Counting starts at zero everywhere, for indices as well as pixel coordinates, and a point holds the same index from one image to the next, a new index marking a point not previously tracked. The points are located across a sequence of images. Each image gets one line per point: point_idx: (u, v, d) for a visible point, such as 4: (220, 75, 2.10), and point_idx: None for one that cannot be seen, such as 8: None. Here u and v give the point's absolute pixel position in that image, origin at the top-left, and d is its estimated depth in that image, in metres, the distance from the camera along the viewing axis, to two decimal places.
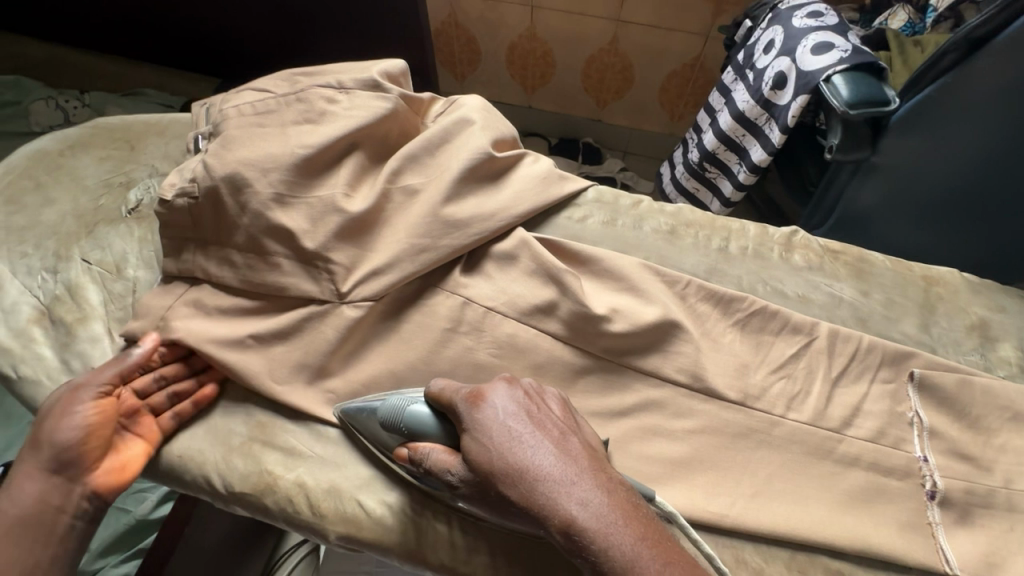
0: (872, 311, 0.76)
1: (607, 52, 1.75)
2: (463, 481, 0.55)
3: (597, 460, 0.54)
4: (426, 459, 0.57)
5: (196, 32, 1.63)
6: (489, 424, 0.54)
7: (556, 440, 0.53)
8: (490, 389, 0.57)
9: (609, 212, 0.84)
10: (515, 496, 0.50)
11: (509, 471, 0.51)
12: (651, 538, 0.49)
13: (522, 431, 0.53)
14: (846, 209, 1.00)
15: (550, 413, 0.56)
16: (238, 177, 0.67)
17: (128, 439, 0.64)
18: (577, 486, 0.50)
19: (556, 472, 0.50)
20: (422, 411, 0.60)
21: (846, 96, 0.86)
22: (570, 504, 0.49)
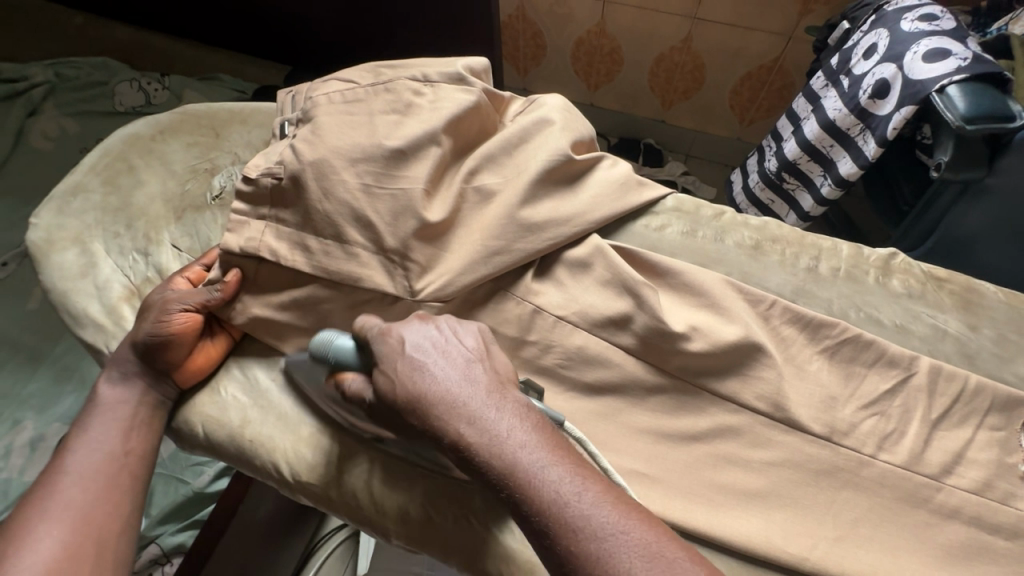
0: (981, 348, 0.69)
1: (679, 50, 1.68)
2: (369, 407, 0.55)
3: (499, 382, 0.53)
4: (346, 387, 0.57)
5: (272, 22, 1.68)
6: (390, 357, 0.53)
7: (458, 365, 0.53)
8: (398, 324, 0.56)
9: (688, 222, 0.80)
10: (411, 418, 0.51)
11: (405, 398, 0.51)
12: (547, 448, 0.49)
13: (424, 360, 0.53)
14: (948, 231, 0.92)
15: (459, 341, 0.55)
16: (327, 165, 0.68)
17: (205, 347, 0.70)
18: (471, 406, 0.50)
19: (451, 395, 0.51)
20: (346, 344, 0.58)
21: (963, 109, 0.78)
22: (460, 424, 0.50)
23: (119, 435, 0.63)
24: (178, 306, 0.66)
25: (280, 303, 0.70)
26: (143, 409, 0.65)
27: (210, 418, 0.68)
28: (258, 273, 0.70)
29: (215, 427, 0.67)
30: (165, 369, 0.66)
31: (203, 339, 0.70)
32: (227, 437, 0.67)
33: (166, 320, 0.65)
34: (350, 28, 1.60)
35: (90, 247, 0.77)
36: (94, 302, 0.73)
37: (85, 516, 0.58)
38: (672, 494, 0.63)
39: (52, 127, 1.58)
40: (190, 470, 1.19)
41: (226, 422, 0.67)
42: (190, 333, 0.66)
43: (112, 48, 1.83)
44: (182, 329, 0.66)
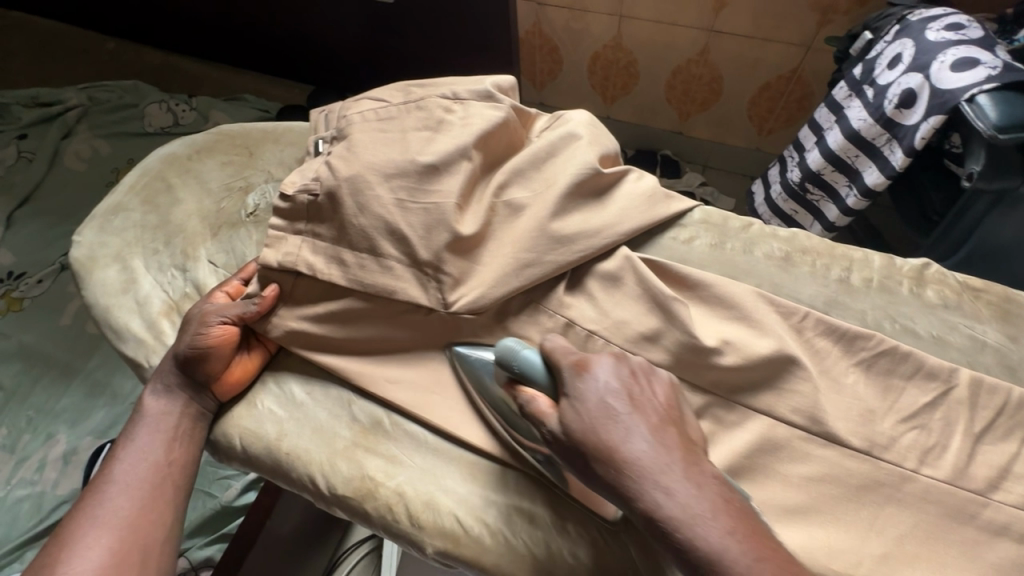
0: (1022, 359, 0.68)
1: (696, 62, 1.69)
2: (552, 439, 0.53)
3: (692, 449, 0.50)
4: (528, 406, 0.56)
5: (296, 44, 1.73)
6: (590, 397, 0.52)
7: (652, 424, 0.51)
8: (597, 362, 0.55)
9: (716, 234, 0.79)
10: (600, 471, 0.49)
11: (598, 447, 0.49)
12: (745, 530, 0.45)
13: (620, 411, 0.51)
14: (982, 241, 0.90)
15: (653, 397, 0.53)
16: (361, 182, 0.70)
17: (242, 359, 0.71)
18: (665, 469, 0.48)
19: (647, 458, 0.48)
20: (534, 359, 0.58)
21: (994, 118, 0.77)
22: (657, 492, 0.47)
23: (161, 446, 0.64)
24: (217, 317, 0.68)
25: (318, 314, 0.71)
26: (184, 419, 0.67)
27: (245, 430, 0.69)
28: (294, 286, 0.72)
29: (252, 439, 0.68)
30: (205, 382, 0.67)
31: (241, 351, 0.71)
32: (263, 449, 0.67)
33: (207, 333, 0.67)
34: (371, 47, 1.64)
35: (131, 263, 0.80)
36: (135, 317, 0.75)
37: (130, 525, 0.59)
38: None
39: (85, 147, 1.63)
40: (217, 483, 1.20)
41: (262, 434, 0.68)
42: (229, 345, 0.68)
43: (142, 71, 1.89)
44: (221, 341, 0.67)
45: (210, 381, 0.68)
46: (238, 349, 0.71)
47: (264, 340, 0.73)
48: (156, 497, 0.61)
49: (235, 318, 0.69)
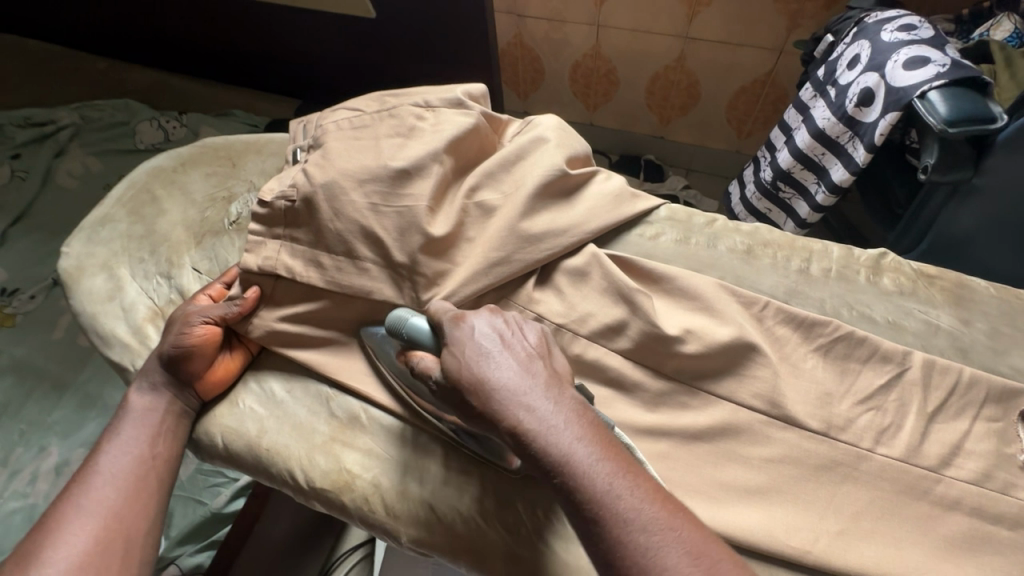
0: (974, 341, 0.70)
1: (673, 69, 1.74)
2: (438, 387, 0.58)
3: (552, 376, 0.56)
4: (416, 366, 0.60)
5: (284, 60, 1.77)
6: (462, 341, 0.57)
7: (519, 358, 0.56)
8: (472, 313, 0.60)
9: (681, 230, 0.82)
10: (473, 401, 0.54)
11: (471, 380, 0.54)
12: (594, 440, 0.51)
13: (491, 349, 0.56)
14: (941, 232, 0.93)
15: (522, 337, 0.59)
16: (336, 187, 0.73)
17: (225, 359, 0.74)
18: (526, 393, 0.53)
19: (511, 384, 0.53)
20: (421, 324, 0.63)
21: (944, 113, 0.81)
22: (520, 411, 0.52)
23: (146, 440, 0.66)
24: (200, 318, 0.71)
25: (297, 314, 0.74)
26: (167, 415, 0.69)
27: (226, 429, 0.71)
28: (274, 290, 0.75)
29: (234, 437, 0.70)
30: (188, 380, 0.70)
31: (223, 351, 0.74)
32: (245, 446, 0.70)
33: (189, 333, 0.70)
34: (356, 61, 1.68)
35: (118, 272, 0.82)
36: (121, 324, 0.78)
37: (114, 516, 0.61)
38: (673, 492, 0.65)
39: (78, 165, 1.67)
40: (207, 491, 1.22)
41: (244, 431, 0.70)
42: (210, 345, 0.70)
43: (134, 90, 1.93)
44: (203, 341, 0.70)
45: (193, 379, 0.70)
46: (221, 350, 0.74)
47: (246, 341, 0.76)
48: (140, 489, 0.63)
49: (216, 319, 0.71)
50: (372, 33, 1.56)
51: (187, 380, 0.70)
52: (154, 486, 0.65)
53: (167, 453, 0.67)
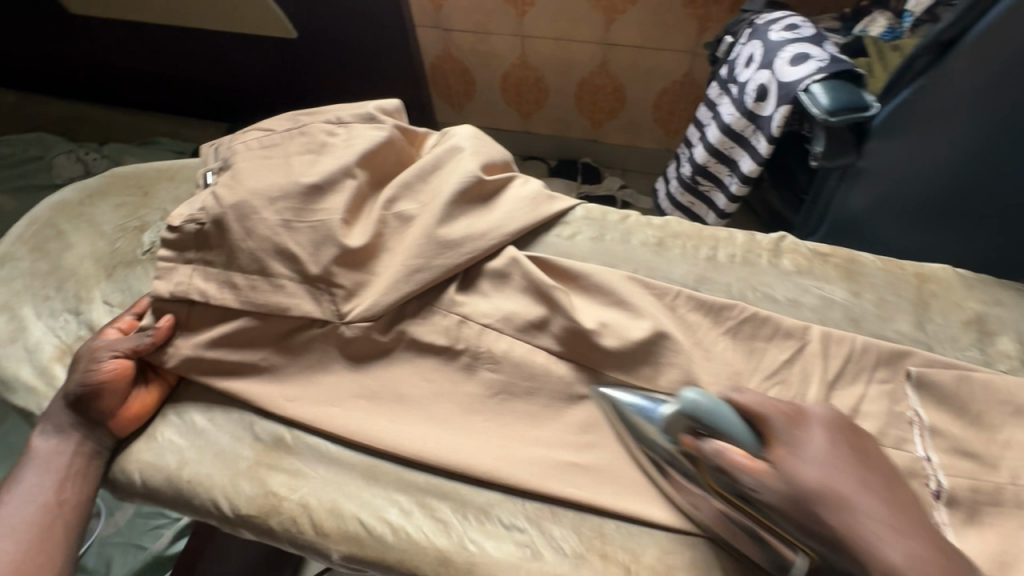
0: (864, 311, 0.76)
1: (598, 74, 1.80)
2: (767, 495, 0.53)
3: (898, 490, 0.53)
4: (717, 458, 0.55)
5: (208, 84, 1.74)
6: (809, 450, 0.54)
7: (854, 471, 0.53)
8: (812, 413, 0.56)
9: (597, 228, 0.86)
10: (833, 519, 0.51)
11: (834, 496, 0.51)
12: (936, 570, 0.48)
13: (830, 463, 0.53)
14: (838, 213, 1.00)
15: (852, 442, 0.55)
16: (246, 207, 0.72)
17: (140, 393, 0.71)
18: (882, 525, 0.50)
19: (870, 507, 0.51)
20: (723, 411, 0.56)
21: (826, 104, 0.88)
22: (884, 540, 0.49)
23: (52, 486, 0.64)
24: (110, 351, 0.69)
25: (215, 338, 0.73)
26: (73, 454, 0.66)
27: (145, 464, 0.68)
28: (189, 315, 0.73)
29: (152, 472, 0.68)
30: (100, 419, 0.67)
31: (139, 386, 0.71)
32: (165, 480, 0.67)
33: (95, 369, 0.67)
34: (282, 81, 1.66)
35: (20, 312, 0.78)
36: (25, 366, 0.74)
37: (16, 568, 0.59)
38: (602, 479, 0.66)
39: None
40: (148, 534, 1.16)
41: (162, 465, 0.68)
42: (121, 379, 0.68)
43: (48, 122, 1.84)
44: (112, 377, 0.67)
45: (105, 417, 0.67)
46: (135, 384, 0.71)
47: (163, 373, 0.74)
48: (45, 537, 0.61)
49: (126, 352, 0.69)
50: (297, 53, 1.56)
51: (99, 418, 0.67)
52: (61, 533, 0.62)
53: (76, 496, 0.64)
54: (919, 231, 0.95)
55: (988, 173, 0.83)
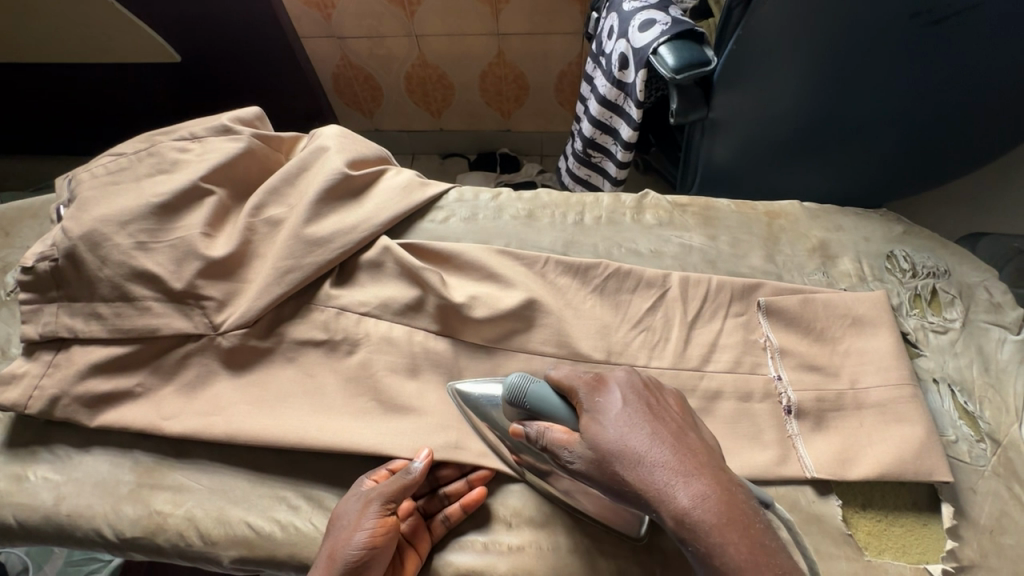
0: (720, 252, 0.81)
1: (497, 64, 1.76)
2: (581, 461, 0.53)
3: (687, 436, 0.52)
4: (542, 437, 0.57)
5: (98, 119, 1.68)
6: (612, 410, 0.53)
7: (667, 431, 0.51)
8: (611, 376, 0.57)
9: (469, 209, 0.89)
10: (626, 481, 0.50)
11: (626, 455, 0.50)
12: (724, 512, 0.46)
13: (631, 425, 0.52)
14: (707, 166, 1.07)
15: (667, 406, 0.55)
16: (97, 234, 0.72)
17: (406, 552, 0.63)
18: (671, 469, 0.48)
19: (665, 464, 0.49)
20: (545, 391, 0.59)
21: (671, 64, 0.90)
22: (676, 496, 0.47)
23: None
24: (353, 510, 0.61)
25: (83, 369, 0.71)
26: None
27: (21, 506, 0.67)
28: (53, 356, 0.72)
29: (28, 513, 0.67)
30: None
31: (407, 542, 0.64)
32: (42, 519, 0.67)
33: (359, 530, 0.59)
34: (175, 107, 1.63)
35: None
36: None
37: None
38: (482, 441, 0.68)
39: None
40: None
41: (37, 504, 0.67)
42: (386, 541, 0.59)
43: None
44: (378, 537, 0.59)
45: None
46: (408, 548, 0.64)
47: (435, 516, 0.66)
48: None
49: (394, 503, 0.61)
50: (184, 76, 1.52)
51: None
52: None
53: None
54: (791, 166, 1.03)
55: (832, 105, 0.90)
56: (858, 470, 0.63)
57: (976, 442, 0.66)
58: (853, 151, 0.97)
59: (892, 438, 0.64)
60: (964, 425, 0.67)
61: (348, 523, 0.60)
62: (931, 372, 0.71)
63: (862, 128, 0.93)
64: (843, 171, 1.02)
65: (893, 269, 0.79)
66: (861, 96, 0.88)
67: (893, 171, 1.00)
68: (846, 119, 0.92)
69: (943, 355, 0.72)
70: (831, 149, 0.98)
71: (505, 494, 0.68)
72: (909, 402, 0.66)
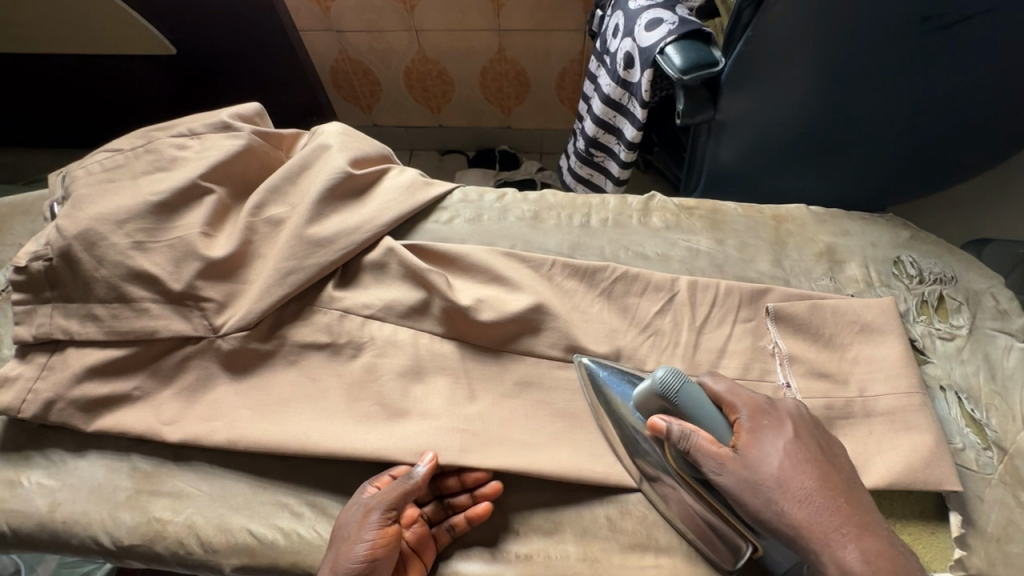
0: (727, 256, 0.81)
1: (497, 60, 1.74)
2: (728, 477, 0.55)
3: (851, 489, 0.54)
4: (687, 440, 0.57)
5: (90, 111, 1.65)
6: (776, 446, 0.55)
7: (832, 482, 0.54)
8: (783, 409, 0.59)
9: (474, 209, 0.87)
10: (781, 517, 0.53)
11: (790, 495, 0.53)
12: (885, 568, 0.49)
13: (803, 466, 0.54)
14: (712, 167, 1.06)
15: (829, 454, 0.57)
16: (93, 233, 0.70)
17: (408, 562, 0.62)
18: (836, 522, 0.52)
19: (830, 513, 0.52)
20: (700, 398, 0.59)
21: (679, 64, 0.90)
22: (840, 548, 0.50)
23: None
24: (353, 520, 0.60)
25: (79, 373, 0.69)
26: None
27: (15, 513, 0.66)
28: (47, 358, 0.70)
29: (21, 519, 0.65)
30: None
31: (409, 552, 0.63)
32: (36, 526, 0.65)
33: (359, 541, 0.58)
34: (170, 101, 1.60)
35: None
36: None
37: None
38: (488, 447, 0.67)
39: None
40: None
41: (31, 511, 0.66)
42: (387, 551, 0.58)
43: None
44: (378, 548, 0.58)
45: None
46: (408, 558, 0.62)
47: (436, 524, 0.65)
48: None
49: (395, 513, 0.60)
50: (179, 69, 1.49)
51: None
52: None
53: None
54: (796, 169, 1.03)
55: (839, 109, 0.89)
56: (867, 478, 0.63)
57: (983, 450, 0.66)
58: (857, 155, 0.97)
59: (901, 446, 0.64)
60: (971, 433, 0.67)
61: (346, 536, 0.59)
62: (938, 379, 0.70)
63: (869, 133, 0.93)
64: (847, 174, 1.02)
65: (900, 275, 0.79)
66: (869, 101, 0.87)
67: (896, 175, 1.01)
68: (853, 123, 0.91)
69: (950, 362, 0.72)
70: (836, 154, 0.98)
71: (512, 501, 0.67)
72: (917, 410, 0.66)
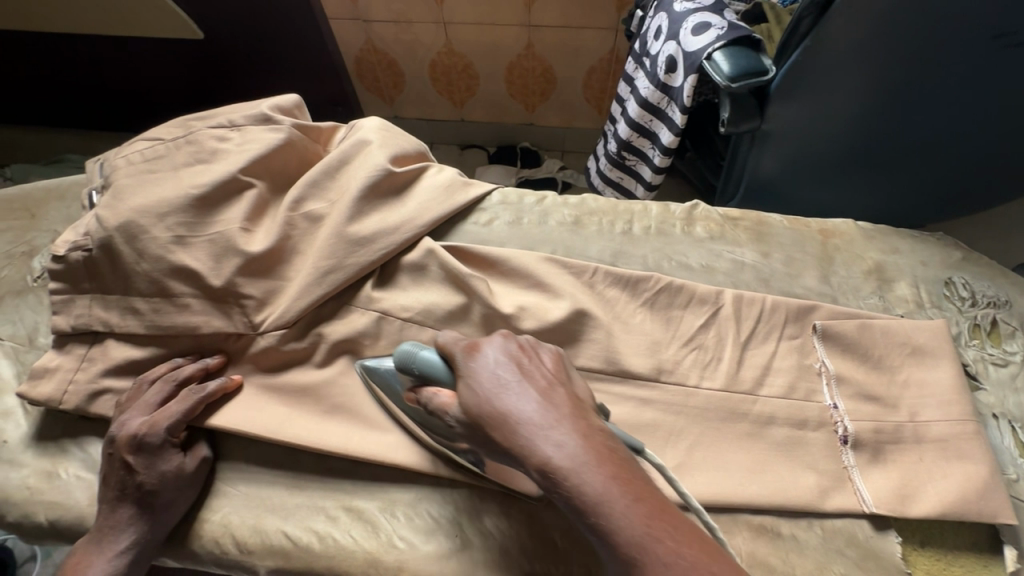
0: (772, 271, 0.79)
1: (526, 56, 1.71)
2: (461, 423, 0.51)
3: (558, 389, 0.49)
4: (432, 403, 0.56)
5: (115, 93, 1.64)
6: (480, 374, 0.50)
7: (540, 386, 0.49)
8: (487, 339, 0.54)
9: (514, 212, 0.86)
10: (498, 439, 0.47)
11: (496, 417, 0.47)
12: (590, 456, 0.44)
13: (502, 384, 0.49)
14: (752, 177, 1.03)
15: (542, 363, 0.52)
16: (133, 225, 0.68)
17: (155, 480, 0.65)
18: (538, 421, 0.45)
19: (534, 415, 0.46)
20: (432, 358, 0.58)
21: (727, 71, 0.86)
22: (546, 447, 0.44)
23: None
24: (117, 468, 0.61)
25: (120, 365, 0.69)
26: None
27: (49, 505, 0.65)
28: (86, 351, 0.69)
29: (60, 512, 0.65)
30: None
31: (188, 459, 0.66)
32: (71, 520, 0.64)
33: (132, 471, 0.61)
34: (196, 86, 1.58)
35: None
36: None
37: None
38: None
39: None
40: None
41: (66, 504, 0.65)
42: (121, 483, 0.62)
43: None
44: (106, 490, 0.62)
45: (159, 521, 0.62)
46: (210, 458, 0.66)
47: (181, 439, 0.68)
48: None
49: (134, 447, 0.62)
50: (207, 54, 1.47)
51: None
52: None
53: None
54: (837, 182, 1.00)
55: (891, 122, 0.87)
56: (917, 506, 0.62)
57: None
58: (904, 168, 0.95)
59: (953, 475, 0.63)
60: None
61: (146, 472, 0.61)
62: (991, 406, 0.69)
63: (919, 146, 0.90)
64: (890, 187, 1.00)
65: (951, 296, 0.77)
66: (924, 114, 0.85)
67: (942, 188, 0.99)
68: (903, 136, 0.89)
69: (1003, 389, 0.70)
70: (882, 166, 0.95)
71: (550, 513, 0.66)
72: (971, 439, 0.64)
